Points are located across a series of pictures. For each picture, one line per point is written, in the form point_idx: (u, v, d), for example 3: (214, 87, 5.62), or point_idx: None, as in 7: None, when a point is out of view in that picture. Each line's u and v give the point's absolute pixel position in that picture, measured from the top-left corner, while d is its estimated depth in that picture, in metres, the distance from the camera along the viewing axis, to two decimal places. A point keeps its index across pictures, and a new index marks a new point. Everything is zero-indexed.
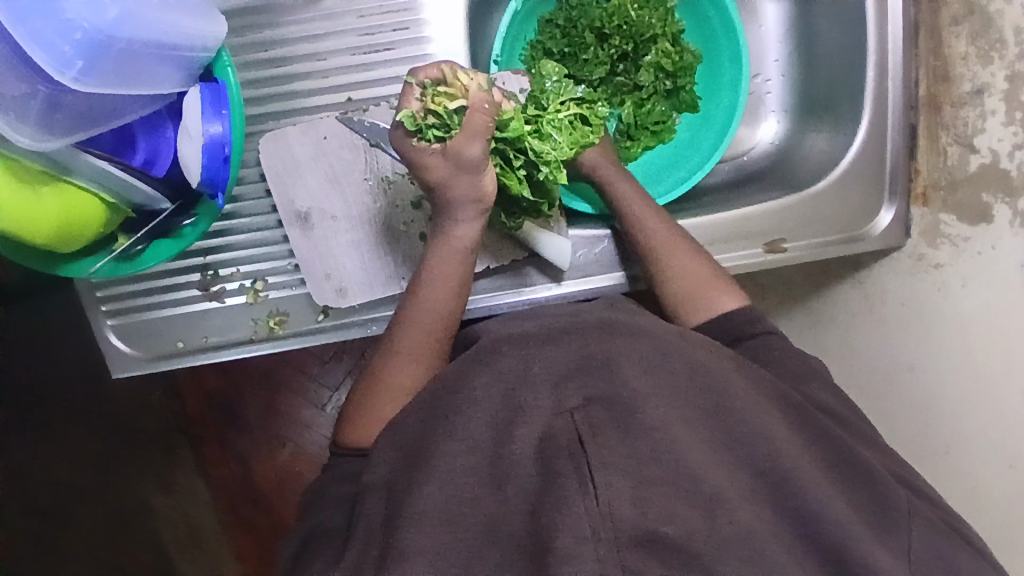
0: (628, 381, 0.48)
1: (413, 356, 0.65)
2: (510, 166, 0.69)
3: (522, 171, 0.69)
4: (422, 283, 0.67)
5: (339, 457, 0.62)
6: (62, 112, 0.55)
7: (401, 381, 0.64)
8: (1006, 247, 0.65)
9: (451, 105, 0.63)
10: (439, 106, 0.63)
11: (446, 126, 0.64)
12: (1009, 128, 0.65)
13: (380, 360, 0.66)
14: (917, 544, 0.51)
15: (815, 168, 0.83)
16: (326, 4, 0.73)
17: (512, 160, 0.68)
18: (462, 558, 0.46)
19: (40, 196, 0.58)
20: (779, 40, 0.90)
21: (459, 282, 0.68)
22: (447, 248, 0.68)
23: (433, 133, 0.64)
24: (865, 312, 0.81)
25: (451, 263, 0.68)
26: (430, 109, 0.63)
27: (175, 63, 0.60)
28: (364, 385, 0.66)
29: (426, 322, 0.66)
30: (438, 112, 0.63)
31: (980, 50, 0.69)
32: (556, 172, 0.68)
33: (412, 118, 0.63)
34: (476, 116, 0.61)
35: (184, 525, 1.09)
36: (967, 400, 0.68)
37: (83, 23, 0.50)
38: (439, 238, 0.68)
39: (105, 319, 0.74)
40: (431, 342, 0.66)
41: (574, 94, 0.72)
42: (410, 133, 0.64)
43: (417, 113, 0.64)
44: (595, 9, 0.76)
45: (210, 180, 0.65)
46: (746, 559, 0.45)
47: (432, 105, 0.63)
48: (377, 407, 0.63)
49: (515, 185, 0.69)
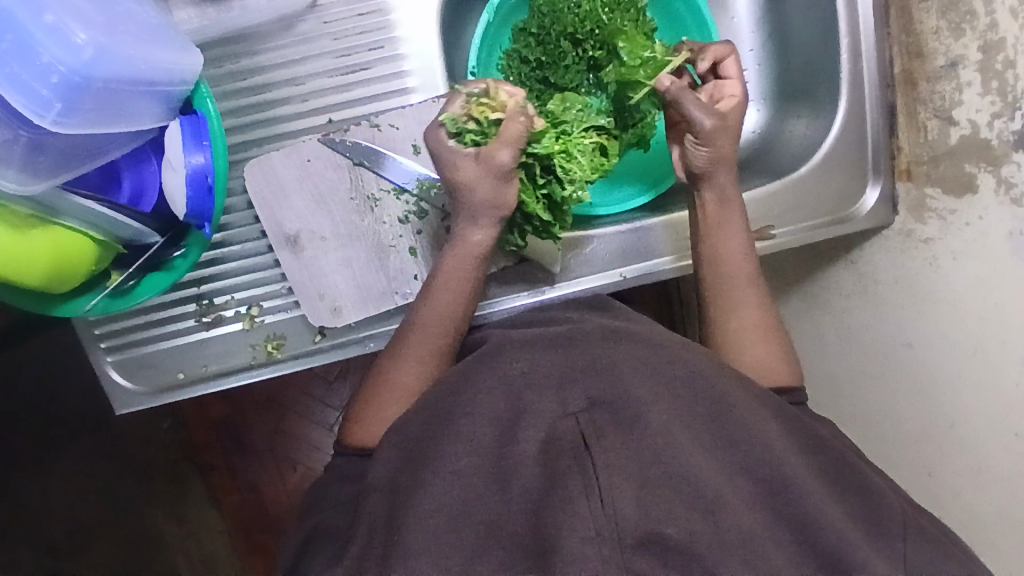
0: (629, 385, 0.50)
1: (419, 360, 0.65)
2: (534, 184, 0.68)
3: (543, 189, 0.68)
4: (434, 285, 0.66)
5: (341, 456, 0.63)
6: (45, 154, 0.56)
7: (408, 383, 0.64)
8: (993, 218, 0.65)
9: (492, 116, 0.64)
10: (482, 115, 0.64)
11: (483, 134, 0.65)
12: (986, 98, 0.65)
13: (385, 361, 0.66)
14: (920, 531, 0.51)
15: (797, 154, 0.83)
16: (301, 29, 0.74)
17: (537, 178, 0.67)
18: (464, 555, 0.46)
19: (30, 238, 0.58)
20: (753, 30, 0.90)
21: (465, 290, 0.67)
22: (462, 253, 0.66)
23: (471, 138, 0.65)
24: (859, 293, 0.81)
25: (464, 266, 0.67)
26: (474, 114, 0.64)
27: (155, 97, 0.61)
28: (370, 384, 0.66)
29: (434, 327, 0.66)
30: (479, 119, 0.64)
31: (951, 23, 0.69)
32: (579, 192, 0.67)
33: (452, 120, 0.64)
34: (510, 126, 0.62)
35: (199, 554, 1.10)
36: (967, 375, 0.68)
37: (59, 67, 0.50)
38: (453, 244, 0.67)
39: (104, 356, 0.75)
40: (437, 347, 0.66)
41: (597, 121, 0.69)
42: (450, 134, 0.65)
43: (459, 117, 0.65)
44: (567, 15, 0.76)
45: (198, 212, 0.66)
46: (747, 563, 0.44)
47: (475, 112, 0.64)
48: (385, 407, 0.64)
49: (532, 202, 0.68)
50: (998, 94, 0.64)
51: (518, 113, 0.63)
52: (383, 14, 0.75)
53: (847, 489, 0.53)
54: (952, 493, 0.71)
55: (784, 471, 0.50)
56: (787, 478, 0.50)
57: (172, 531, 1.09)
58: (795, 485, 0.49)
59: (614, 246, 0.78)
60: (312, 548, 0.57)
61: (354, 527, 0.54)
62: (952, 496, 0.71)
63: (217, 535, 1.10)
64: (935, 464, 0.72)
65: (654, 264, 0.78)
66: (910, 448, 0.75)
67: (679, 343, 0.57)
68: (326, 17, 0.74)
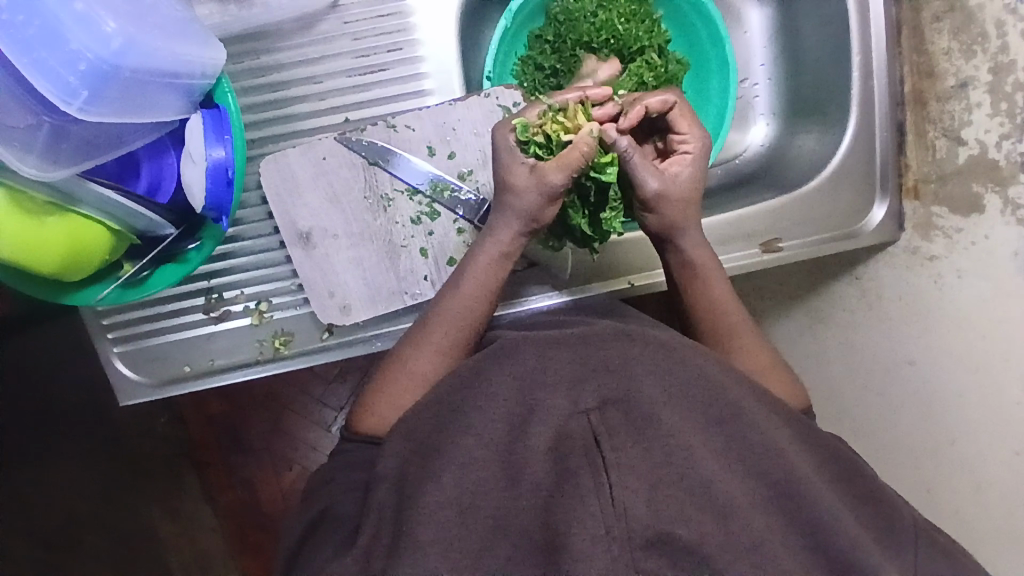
0: (642, 388, 0.51)
1: (440, 351, 0.65)
2: (584, 203, 0.69)
3: (588, 208, 0.69)
4: (464, 274, 0.67)
5: (351, 443, 0.63)
6: (69, 141, 0.56)
7: (424, 372, 0.65)
8: (999, 236, 0.66)
9: (562, 137, 0.64)
10: (553, 132, 0.64)
11: (549, 150, 0.65)
12: (995, 119, 0.67)
13: (405, 346, 0.66)
14: (925, 543, 0.52)
15: (806, 168, 0.84)
16: (321, 28, 0.74)
17: (587, 197, 0.69)
18: (474, 549, 0.47)
19: (46, 225, 0.58)
20: (765, 45, 0.91)
21: (490, 290, 0.67)
22: (494, 247, 0.66)
23: (535, 149, 0.65)
24: (863, 307, 0.82)
25: (494, 258, 0.67)
26: (546, 128, 0.65)
27: (178, 91, 0.61)
28: (385, 372, 0.66)
29: (457, 321, 0.66)
30: (549, 136, 0.65)
31: (962, 44, 0.70)
32: (617, 220, 0.69)
33: (524, 127, 0.64)
34: (572, 151, 0.61)
35: (194, 550, 1.10)
36: (971, 392, 0.69)
37: (87, 54, 0.51)
38: (486, 236, 0.67)
39: (112, 346, 0.75)
40: (459, 340, 0.66)
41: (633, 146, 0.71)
42: (517, 140, 0.64)
43: (531, 127, 0.65)
44: (583, 24, 0.77)
45: (215, 204, 0.66)
46: (757, 565, 0.45)
47: (549, 127, 0.65)
48: (400, 396, 0.64)
49: (578, 216, 0.70)
50: (1007, 116, 0.65)
51: (586, 142, 0.61)
52: (402, 16, 0.75)
53: (853, 498, 0.53)
54: (951, 508, 0.72)
55: (792, 477, 0.50)
56: (797, 485, 0.50)
57: (167, 526, 1.09)
58: (803, 492, 0.50)
59: (619, 254, 0.79)
60: (317, 536, 0.58)
61: (361, 521, 0.54)
62: (951, 509, 0.72)
63: (213, 531, 1.10)
64: (936, 479, 0.73)
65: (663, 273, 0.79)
66: (911, 462, 0.76)
67: (693, 347, 0.57)
68: (347, 17, 0.74)
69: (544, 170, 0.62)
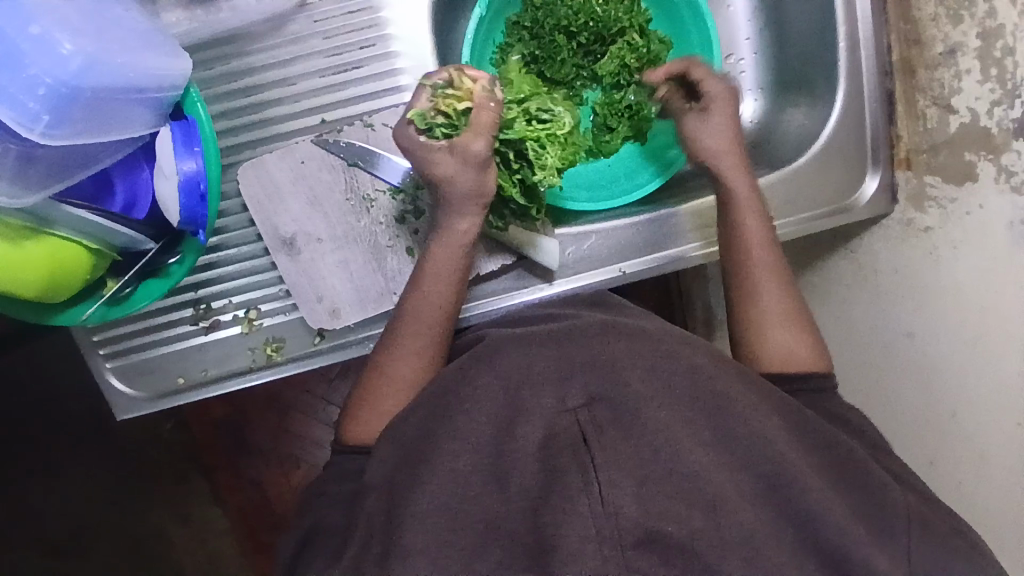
0: (627, 383, 0.50)
1: (416, 351, 0.65)
2: (510, 168, 0.70)
3: (517, 174, 0.70)
4: (423, 276, 0.66)
5: (341, 454, 0.63)
6: (37, 166, 0.55)
7: (404, 375, 0.64)
8: (993, 206, 0.65)
9: (460, 106, 0.64)
10: (450, 107, 0.64)
11: (453, 125, 0.65)
12: (985, 86, 0.65)
13: (380, 355, 0.66)
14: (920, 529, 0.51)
15: (795, 144, 0.82)
16: (292, 29, 0.73)
17: (512, 162, 0.70)
18: (463, 554, 0.46)
19: (25, 250, 0.58)
20: (749, 18, 0.89)
21: (455, 282, 0.67)
22: (451, 243, 0.66)
23: (441, 131, 0.65)
24: (859, 282, 0.81)
25: (453, 256, 0.67)
26: (441, 107, 0.64)
27: (146, 104, 0.60)
28: (366, 380, 0.65)
29: (426, 317, 0.66)
30: (447, 112, 0.64)
31: (949, 10, 0.68)
32: (549, 178, 0.69)
33: (421, 116, 0.64)
34: (481, 113, 0.64)
35: (205, 552, 1.11)
36: (969, 364, 0.68)
37: (46, 78, 0.50)
38: (440, 235, 0.67)
39: (104, 362, 0.75)
40: (432, 337, 0.66)
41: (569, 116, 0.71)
42: (420, 131, 0.65)
43: (427, 112, 0.65)
44: (560, 8, 0.75)
45: (190, 217, 0.66)
46: (749, 561, 0.45)
47: (442, 105, 0.64)
48: (382, 400, 0.64)
49: (509, 186, 0.70)
50: (998, 82, 0.63)
51: (488, 100, 0.64)
52: (374, 12, 0.74)
53: (847, 488, 0.53)
54: (954, 481, 0.71)
55: (785, 470, 0.50)
56: (789, 477, 0.49)
57: (177, 529, 1.10)
58: (796, 485, 0.49)
59: (614, 241, 0.77)
60: (313, 545, 0.58)
61: (353, 530, 0.54)
62: (953, 482, 0.71)
63: (222, 533, 1.10)
64: (938, 452, 0.72)
65: (657, 259, 0.78)
66: (912, 437, 0.76)
67: (680, 341, 0.57)
68: (317, 16, 0.73)
69: None
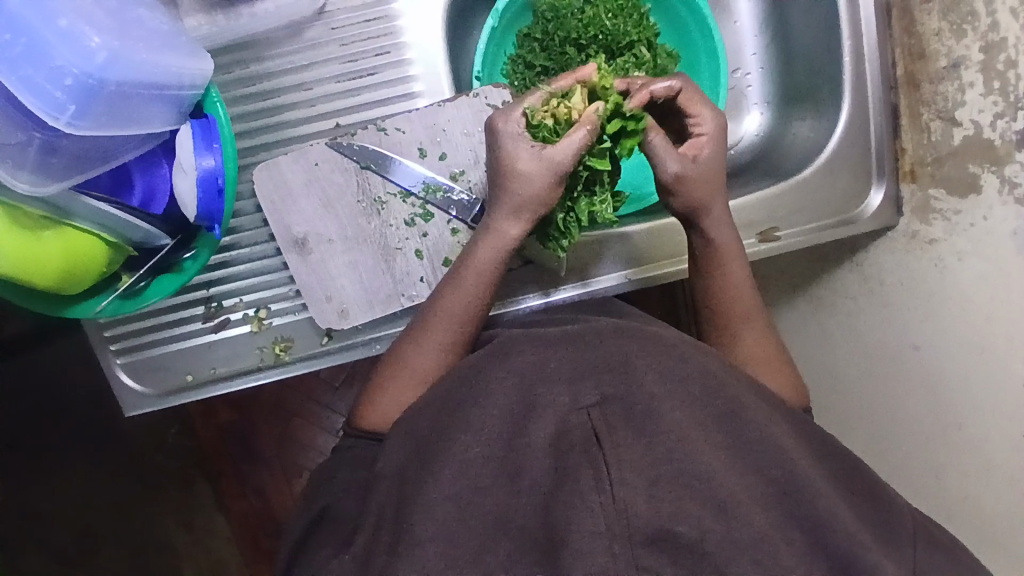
0: (643, 384, 0.50)
1: (442, 346, 0.65)
2: (569, 193, 0.67)
3: (573, 203, 0.67)
4: (463, 272, 0.66)
5: (351, 439, 0.64)
6: (59, 156, 0.57)
7: (424, 367, 0.64)
8: (997, 218, 0.65)
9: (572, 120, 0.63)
10: (564, 116, 0.63)
11: (555, 134, 0.63)
12: (988, 98, 0.66)
13: (404, 344, 0.66)
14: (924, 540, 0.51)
15: (801, 155, 0.83)
16: (309, 35, 0.75)
17: (576, 188, 0.66)
18: (473, 545, 0.47)
19: (42, 240, 0.59)
20: (755, 34, 0.91)
21: (486, 283, 0.66)
22: (496, 243, 0.65)
23: (545, 132, 0.63)
24: (866, 294, 0.81)
25: (494, 257, 0.65)
26: (555, 112, 0.63)
27: (166, 101, 0.62)
28: (385, 367, 0.66)
29: (455, 315, 0.65)
30: (559, 120, 0.63)
31: (953, 24, 0.69)
32: (606, 214, 0.67)
33: (531, 113, 0.63)
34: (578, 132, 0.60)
35: (206, 559, 1.10)
36: (976, 375, 0.68)
37: (73, 69, 0.52)
38: (488, 233, 0.65)
39: (114, 358, 0.76)
40: (459, 334, 0.66)
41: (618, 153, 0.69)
42: (526, 122, 0.63)
43: (539, 111, 0.63)
44: (571, 21, 0.77)
45: (207, 212, 0.68)
46: (757, 563, 0.45)
47: (559, 110, 0.63)
48: (400, 391, 0.64)
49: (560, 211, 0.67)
50: (1000, 94, 0.64)
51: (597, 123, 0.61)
52: (389, 20, 0.76)
53: (855, 497, 0.53)
54: (961, 494, 0.71)
55: (792, 472, 0.50)
56: (797, 481, 0.50)
57: (180, 535, 1.10)
58: (804, 489, 0.49)
59: (621, 249, 0.78)
60: (320, 536, 0.58)
61: (359, 521, 0.54)
62: (961, 496, 0.71)
63: (225, 541, 1.10)
64: (945, 465, 0.72)
65: (664, 268, 0.78)
66: (920, 451, 0.75)
67: (687, 342, 0.57)
68: (334, 23, 0.75)
69: (511, 158, 0.61)
